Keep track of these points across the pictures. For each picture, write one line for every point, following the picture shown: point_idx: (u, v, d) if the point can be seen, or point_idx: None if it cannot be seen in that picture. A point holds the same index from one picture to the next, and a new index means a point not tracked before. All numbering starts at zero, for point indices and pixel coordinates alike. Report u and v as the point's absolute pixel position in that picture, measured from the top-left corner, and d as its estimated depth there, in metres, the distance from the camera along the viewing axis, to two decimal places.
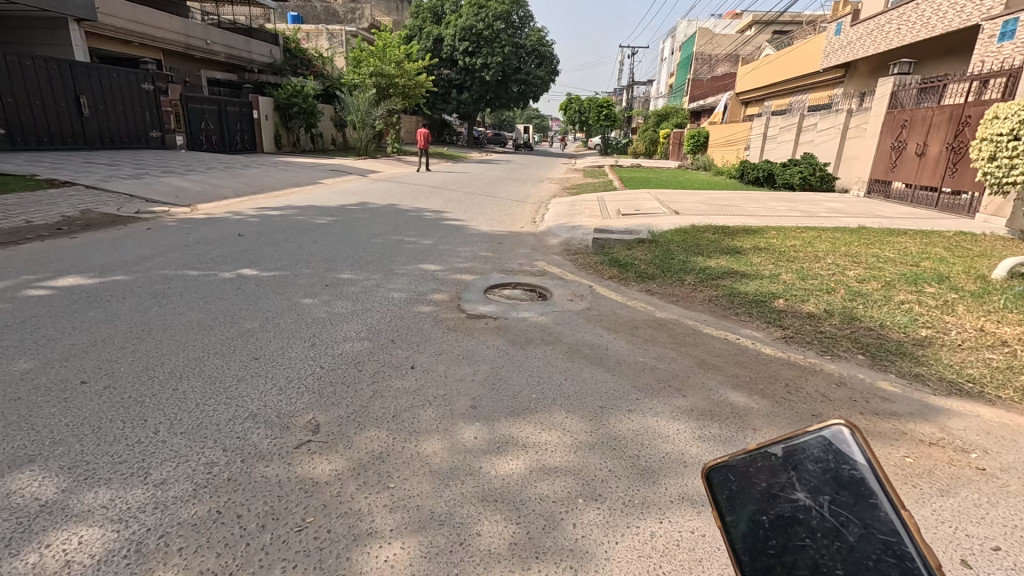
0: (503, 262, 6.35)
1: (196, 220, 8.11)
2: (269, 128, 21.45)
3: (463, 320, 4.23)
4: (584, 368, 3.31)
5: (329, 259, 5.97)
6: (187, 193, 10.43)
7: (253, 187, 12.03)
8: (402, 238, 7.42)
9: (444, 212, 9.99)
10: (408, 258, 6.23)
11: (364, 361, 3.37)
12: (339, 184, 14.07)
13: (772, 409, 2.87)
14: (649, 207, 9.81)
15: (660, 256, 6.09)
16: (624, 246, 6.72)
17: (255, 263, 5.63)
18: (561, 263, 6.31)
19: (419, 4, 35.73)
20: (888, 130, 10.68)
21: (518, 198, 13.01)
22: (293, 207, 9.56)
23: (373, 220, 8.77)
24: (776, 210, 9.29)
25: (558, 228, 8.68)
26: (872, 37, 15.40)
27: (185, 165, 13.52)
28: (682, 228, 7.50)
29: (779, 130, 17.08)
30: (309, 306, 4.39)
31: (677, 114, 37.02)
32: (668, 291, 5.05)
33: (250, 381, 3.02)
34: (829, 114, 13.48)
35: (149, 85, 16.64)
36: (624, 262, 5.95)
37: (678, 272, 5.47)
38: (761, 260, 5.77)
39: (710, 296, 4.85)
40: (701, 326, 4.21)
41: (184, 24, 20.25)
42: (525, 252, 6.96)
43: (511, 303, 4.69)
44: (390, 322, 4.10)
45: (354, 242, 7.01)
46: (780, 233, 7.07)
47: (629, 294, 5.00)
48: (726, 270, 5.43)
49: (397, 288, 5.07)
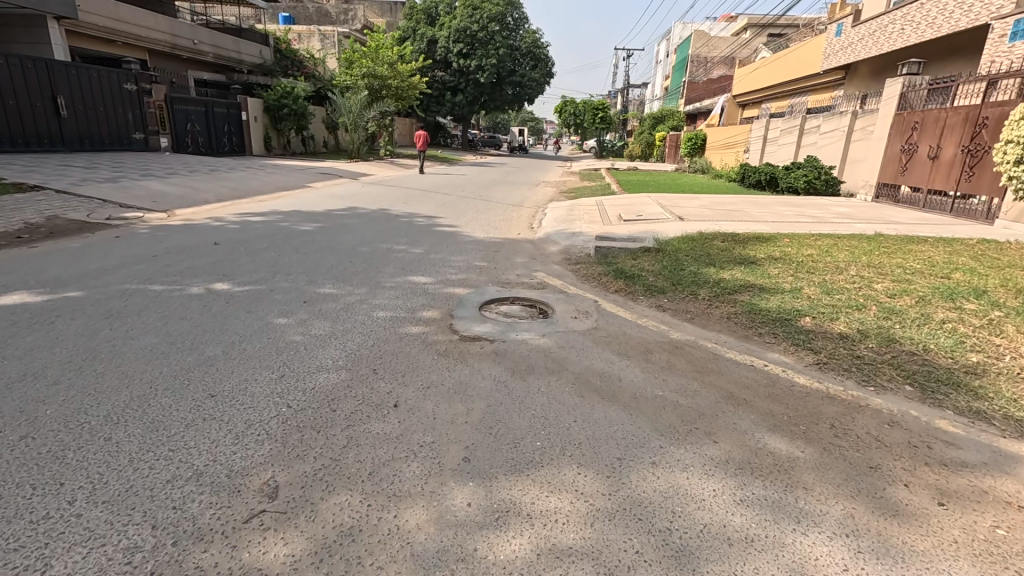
0: (499, 273, 5.90)
1: (172, 227, 7.61)
2: (257, 130, 20.91)
3: (454, 343, 3.76)
4: (594, 405, 2.85)
5: (310, 270, 5.49)
6: (166, 198, 9.91)
7: (238, 191, 11.52)
8: (391, 247, 6.95)
9: (437, 217, 9.54)
10: (397, 269, 5.77)
11: (340, 398, 2.90)
12: (328, 188, 13.59)
13: (822, 458, 2.42)
14: (652, 212, 9.39)
15: (668, 267, 5.66)
16: (629, 255, 6.29)
17: (228, 275, 5.15)
18: (562, 274, 5.87)
19: (412, 4, 35.24)
20: (897, 133, 10.33)
21: (514, 202, 12.58)
22: (277, 212, 9.07)
23: (362, 226, 8.31)
24: (784, 215, 8.90)
25: (557, 234, 8.24)
26: (874, 37, 15.10)
27: (167, 168, 12.99)
28: (688, 235, 7.08)
29: (780, 133, 16.76)
30: (283, 327, 3.90)
31: (672, 116, 36.75)
32: (681, 307, 4.61)
33: (200, 427, 2.54)
34: (833, 116, 13.15)
35: (132, 85, 16.12)
36: (631, 274, 5.51)
37: (690, 286, 5.04)
38: (778, 272, 5.35)
39: (727, 313, 4.42)
40: (722, 348, 3.77)
41: (170, 23, 19.73)
42: (522, 262, 6.52)
43: (510, 322, 4.23)
44: (372, 347, 3.62)
45: (339, 251, 6.53)
46: (794, 241, 6.67)
47: (638, 310, 4.56)
48: (742, 284, 5.00)
49: (383, 304, 4.60)
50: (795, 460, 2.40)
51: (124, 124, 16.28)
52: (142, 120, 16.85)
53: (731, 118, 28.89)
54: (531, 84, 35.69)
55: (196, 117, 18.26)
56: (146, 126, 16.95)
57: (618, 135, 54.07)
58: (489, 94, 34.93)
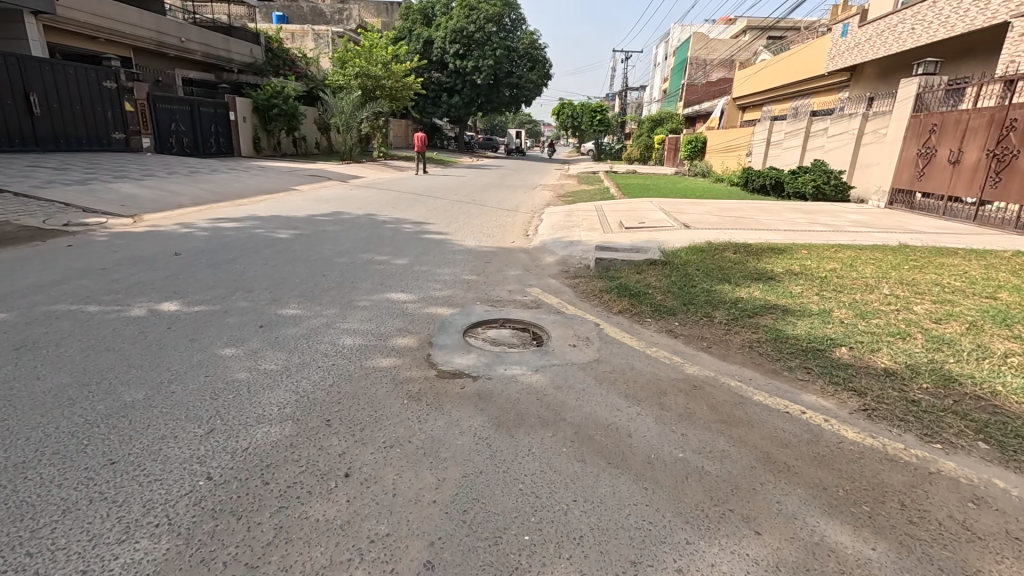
0: (489, 288, 5.32)
1: (135, 234, 7.00)
2: (246, 131, 20.34)
3: (429, 381, 3.15)
4: (599, 476, 2.25)
5: (275, 287, 4.88)
6: (138, 201, 9.28)
7: (217, 194, 10.91)
8: (371, 257, 6.34)
9: (427, 224, 8.94)
10: (374, 284, 5.17)
11: (277, 465, 2.29)
12: (315, 191, 12.97)
13: (902, 562, 1.83)
14: (655, 219, 8.83)
15: (677, 283, 5.07)
16: (633, 268, 5.72)
17: (179, 293, 4.53)
18: (559, 290, 5.28)
19: (408, 4, 34.65)
20: (912, 136, 9.79)
21: (510, 207, 11.99)
22: (254, 218, 8.45)
23: (344, 234, 7.72)
24: (796, 223, 8.34)
25: (555, 243, 7.67)
26: (882, 37, 14.60)
27: (145, 169, 12.36)
28: (697, 246, 6.52)
29: (785, 136, 16.22)
30: (227, 361, 3.28)
31: (671, 118, 36.01)
32: (695, 333, 4.02)
33: (82, 513, 1.94)
34: (842, 119, 12.62)
35: (112, 83, 15.52)
36: (637, 291, 4.92)
37: (703, 306, 4.46)
38: (801, 290, 4.78)
39: (748, 339, 3.84)
40: (748, 389, 3.17)
41: (155, 20, 19.12)
42: (515, 275, 5.92)
43: (498, 352, 3.63)
44: (330, 388, 3.01)
45: (314, 262, 5.93)
46: (813, 253, 6.10)
47: (645, 336, 3.97)
48: (762, 304, 4.43)
49: (352, 329, 3.99)
50: (867, 564, 1.81)
51: (102, 123, 15.64)
52: (121, 120, 16.26)
53: (731, 121, 28.44)
54: (528, 86, 35.07)
55: (181, 117, 17.61)
56: (126, 126, 16.33)
57: (616, 138, 53.73)
58: (485, 95, 34.78)
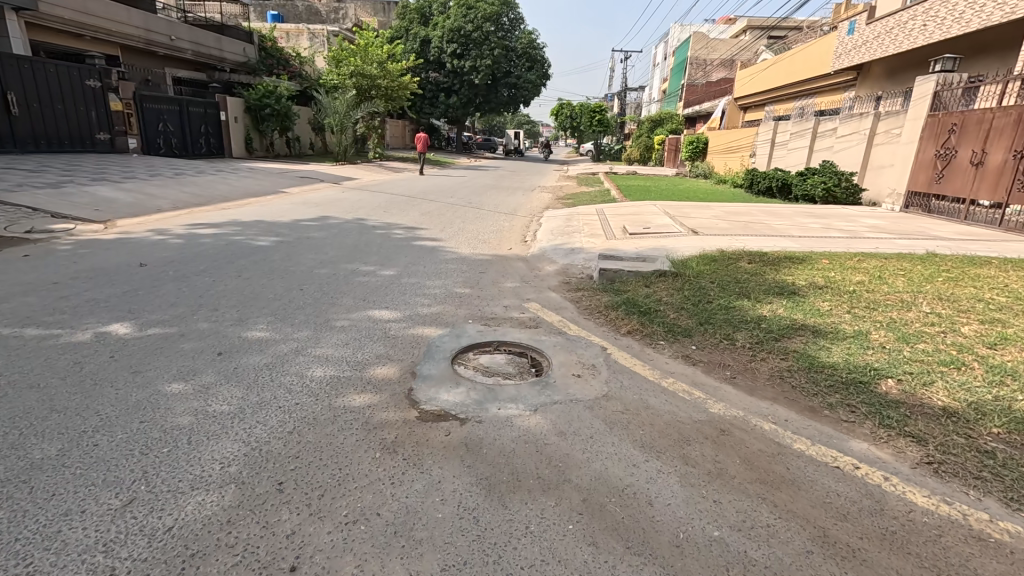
0: (483, 303, 4.85)
1: (102, 242, 6.49)
2: (237, 132, 19.86)
3: (407, 427, 2.66)
4: (615, 570, 1.76)
5: (245, 303, 4.39)
6: (113, 206, 8.78)
7: (200, 197, 10.40)
8: (356, 267, 5.86)
9: (418, 230, 8.43)
10: (356, 300, 4.68)
11: (206, 555, 1.80)
12: (304, 193, 12.46)
13: None
14: (660, 224, 8.36)
15: (690, 298, 4.59)
16: (639, 280, 5.25)
17: (134, 312, 4.03)
18: (560, 306, 4.79)
19: (405, 3, 34.14)
20: (929, 136, 9.32)
21: (507, 210, 11.49)
22: (235, 224, 7.97)
23: (329, 241, 7.22)
24: (810, 228, 7.86)
25: (554, 250, 7.19)
26: (890, 35, 14.14)
27: (127, 171, 11.85)
28: (708, 254, 6.05)
29: (790, 136, 15.72)
30: (171, 400, 2.79)
31: (671, 120, 36.25)
32: (716, 359, 3.54)
33: None
34: (852, 118, 12.14)
35: (96, 82, 15.00)
36: (647, 308, 4.45)
37: (722, 327, 3.99)
38: (830, 307, 4.30)
39: (776, 367, 3.37)
40: (785, 434, 2.68)
41: (143, 17, 18.57)
42: (511, 288, 5.44)
43: (490, 386, 3.14)
44: (289, 438, 2.52)
45: (292, 274, 5.44)
46: (835, 263, 5.61)
47: (658, 364, 3.49)
48: (788, 324, 3.95)
49: (325, 356, 3.49)
50: None
51: (85, 124, 15.08)
52: (106, 119, 15.62)
53: (732, 121, 27.98)
54: (527, 86, 34.57)
55: (169, 116, 17.33)
56: (111, 126, 15.69)
57: (616, 138, 53.30)
58: (483, 95, 34.28)
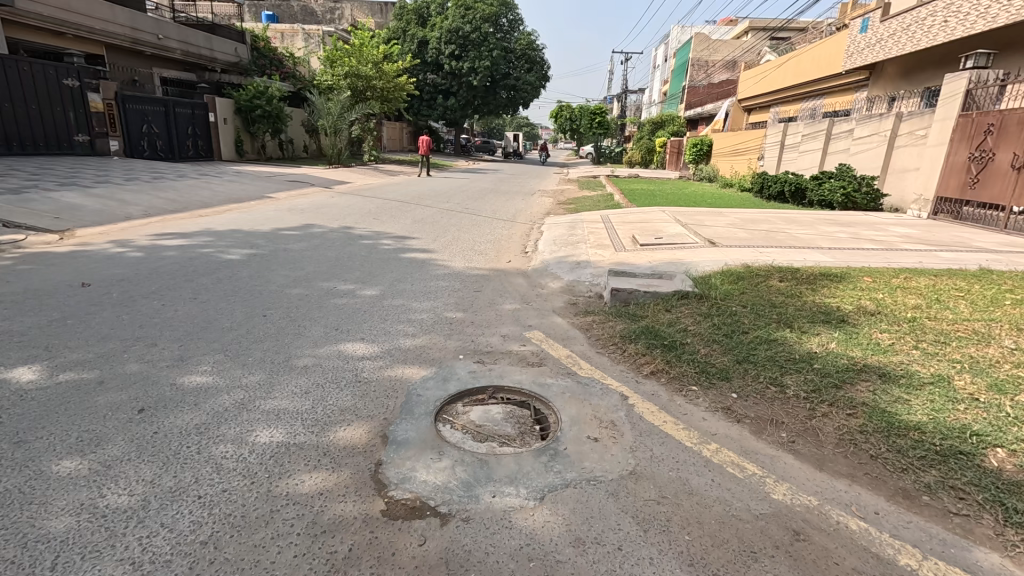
0: (478, 332, 4.15)
1: (51, 256, 5.78)
2: (226, 133, 19.17)
3: (368, 532, 1.95)
4: None
5: (192, 335, 3.68)
6: (77, 213, 8.05)
7: (176, 204, 9.71)
8: (333, 286, 5.15)
9: (409, 240, 7.72)
10: (327, 330, 3.96)
11: None
12: (291, 198, 11.74)
13: None
14: (673, 233, 7.67)
15: (722, 327, 3.91)
16: (658, 303, 4.56)
17: (52, 348, 3.32)
18: (570, 337, 4.07)
19: (402, 4, 33.54)
20: (961, 138, 8.66)
21: (505, 217, 10.79)
22: (206, 234, 7.26)
23: (308, 253, 6.52)
24: (838, 239, 7.16)
25: (559, 263, 6.50)
26: (907, 32, 13.47)
27: (101, 175, 11.14)
28: (732, 271, 5.36)
29: (801, 138, 14.99)
30: (50, 489, 2.07)
31: (672, 122, 35.72)
32: (765, 415, 2.85)
33: None
34: (871, 119, 11.45)
35: (73, 81, 14.39)
36: (672, 340, 3.76)
37: (766, 367, 3.29)
38: (892, 340, 3.59)
39: (842, 426, 2.69)
40: (883, 539, 1.98)
41: (128, 15, 17.86)
42: (510, 311, 4.75)
43: (483, 458, 2.44)
44: (198, 557, 1.79)
45: (258, 295, 4.73)
46: (881, 283, 4.90)
47: (694, 422, 2.80)
48: (846, 363, 3.26)
49: (276, 412, 2.77)
50: None
51: (62, 125, 14.40)
52: (85, 121, 14.95)
53: (736, 123, 27.33)
54: (526, 87, 33.91)
55: (154, 117, 16.70)
56: (91, 129, 15.05)
57: (617, 141, 52.75)
58: (481, 97, 33.60)
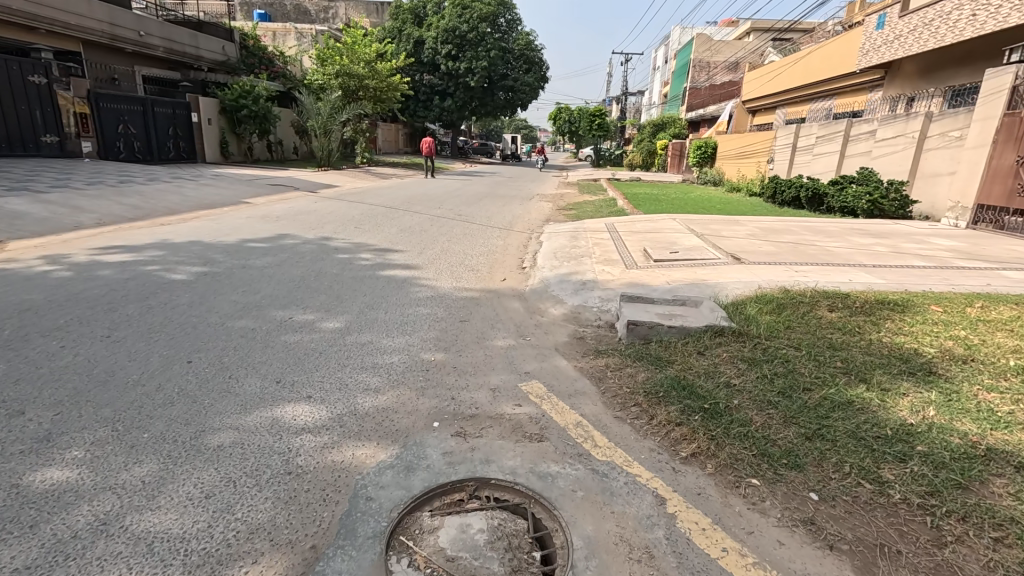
0: (459, 384, 3.25)
1: None
2: (211, 134, 18.24)
3: None
4: None
5: (78, 396, 2.77)
6: (17, 222, 7.13)
7: (138, 211, 8.81)
8: (290, 316, 4.25)
9: (391, 253, 6.83)
10: (264, 386, 3.05)
11: None
12: (269, 204, 10.86)
13: None
14: (689, 246, 6.82)
15: (775, 381, 3.02)
16: (684, 342, 3.69)
17: None
18: (579, 390, 3.18)
19: (398, 4, 32.74)
20: (1006, 141, 7.81)
21: (501, 225, 9.92)
22: (159, 247, 6.37)
23: (272, 271, 5.62)
24: (879, 254, 6.30)
25: (560, 282, 5.63)
26: (930, 27, 12.63)
27: (61, 179, 10.22)
28: (767, 298, 4.49)
29: (815, 140, 14.09)
30: None
31: (673, 124, 34.94)
32: (868, 539, 1.95)
33: None
34: (895, 119, 10.60)
35: (39, 77, 13.79)
36: (713, 400, 2.87)
37: (851, 450, 2.40)
38: (1008, 405, 2.70)
39: (994, 564, 1.80)
40: None
41: (106, 9, 16.83)
42: (504, 350, 3.85)
43: None
44: None
45: (192, 330, 3.82)
46: (957, 314, 4.02)
47: (766, 552, 1.91)
48: (960, 445, 2.38)
49: (149, 542, 1.86)
50: None
51: (27, 125, 13.69)
52: (54, 121, 14.25)
53: (740, 125, 26.56)
54: (524, 89, 33.04)
55: (131, 117, 15.83)
56: (61, 128, 14.31)
57: (617, 143, 52.10)
58: (478, 98, 32.74)
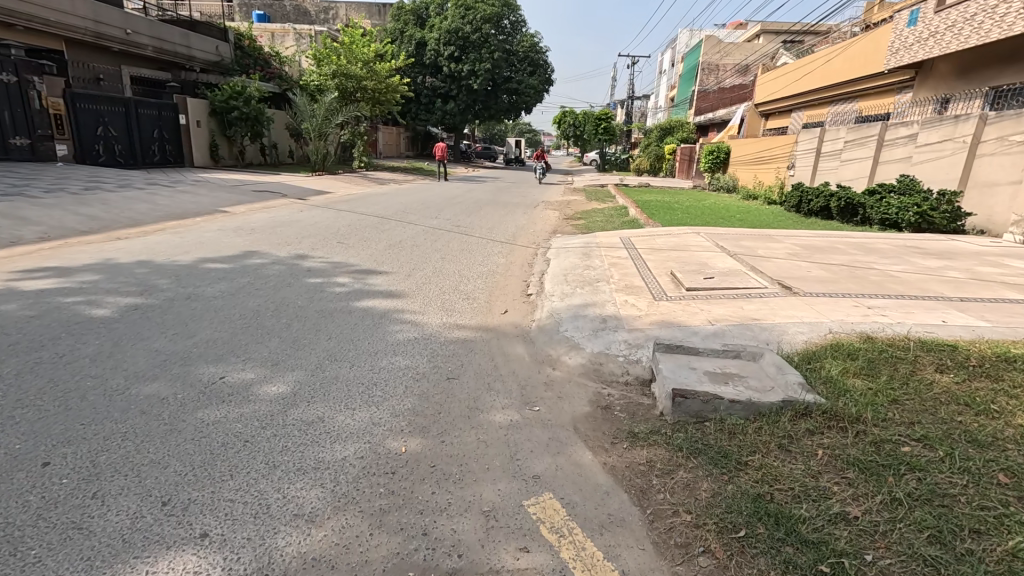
0: (427, 503, 2.18)
1: None
2: (200, 137, 17.28)
3: None
4: None
5: None
6: None
7: (95, 222, 7.84)
8: (222, 376, 3.21)
9: (372, 276, 5.81)
10: (138, 513, 2.02)
11: None
12: (248, 213, 9.89)
13: None
14: (725, 270, 5.77)
15: (923, 518, 1.94)
16: (755, 428, 2.62)
17: None
18: (613, 517, 2.14)
19: (400, 4, 31.91)
20: None
21: (503, 238, 8.90)
22: (97, 270, 5.38)
23: (223, 302, 4.60)
24: (958, 281, 5.23)
25: (573, 317, 4.56)
26: (972, 23, 11.56)
27: (18, 186, 9.27)
28: (848, 350, 3.42)
29: (842, 145, 13.02)
30: None
31: (682, 128, 33.40)
32: None
33: None
34: (941, 122, 9.53)
35: (9, 76, 12.93)
36: (832, 556, 1.81)
37: None
38: None
39: None
40: None
41: (91, 7, 15.90)
42: (505, 431, 2.79)
43: None
44: None
45: (73, 403, 2.76)
46: None
47: None
48: None
49: None
50: None
51: None
52: (26, 122, 13.46)
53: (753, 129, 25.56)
54: (528, 92, 32.08)
55: (112, 118, 14.89)
56: (32, 130, 13.52)
57: (623, 147, 51.20)
58: (482, 101, 31.78)
